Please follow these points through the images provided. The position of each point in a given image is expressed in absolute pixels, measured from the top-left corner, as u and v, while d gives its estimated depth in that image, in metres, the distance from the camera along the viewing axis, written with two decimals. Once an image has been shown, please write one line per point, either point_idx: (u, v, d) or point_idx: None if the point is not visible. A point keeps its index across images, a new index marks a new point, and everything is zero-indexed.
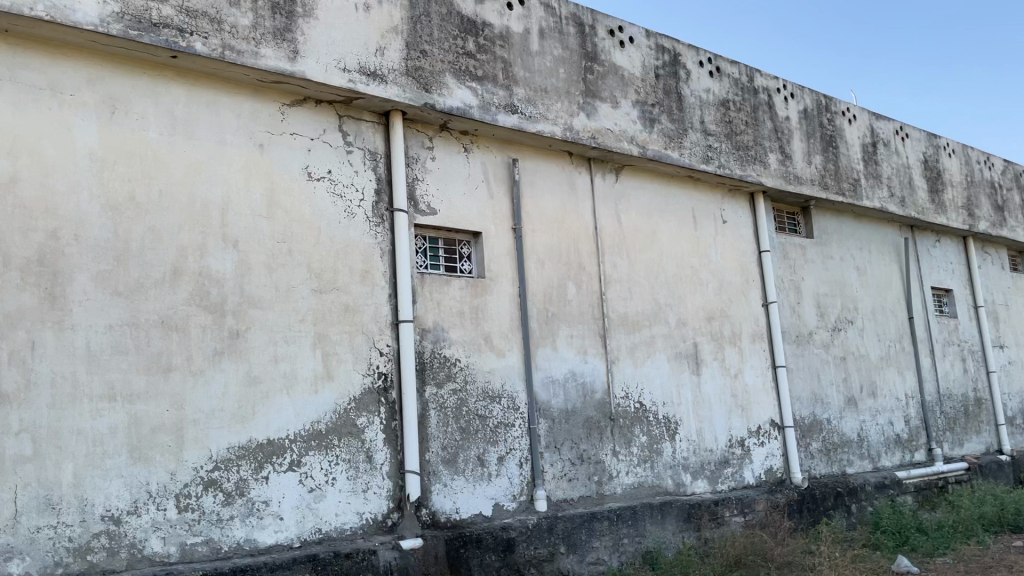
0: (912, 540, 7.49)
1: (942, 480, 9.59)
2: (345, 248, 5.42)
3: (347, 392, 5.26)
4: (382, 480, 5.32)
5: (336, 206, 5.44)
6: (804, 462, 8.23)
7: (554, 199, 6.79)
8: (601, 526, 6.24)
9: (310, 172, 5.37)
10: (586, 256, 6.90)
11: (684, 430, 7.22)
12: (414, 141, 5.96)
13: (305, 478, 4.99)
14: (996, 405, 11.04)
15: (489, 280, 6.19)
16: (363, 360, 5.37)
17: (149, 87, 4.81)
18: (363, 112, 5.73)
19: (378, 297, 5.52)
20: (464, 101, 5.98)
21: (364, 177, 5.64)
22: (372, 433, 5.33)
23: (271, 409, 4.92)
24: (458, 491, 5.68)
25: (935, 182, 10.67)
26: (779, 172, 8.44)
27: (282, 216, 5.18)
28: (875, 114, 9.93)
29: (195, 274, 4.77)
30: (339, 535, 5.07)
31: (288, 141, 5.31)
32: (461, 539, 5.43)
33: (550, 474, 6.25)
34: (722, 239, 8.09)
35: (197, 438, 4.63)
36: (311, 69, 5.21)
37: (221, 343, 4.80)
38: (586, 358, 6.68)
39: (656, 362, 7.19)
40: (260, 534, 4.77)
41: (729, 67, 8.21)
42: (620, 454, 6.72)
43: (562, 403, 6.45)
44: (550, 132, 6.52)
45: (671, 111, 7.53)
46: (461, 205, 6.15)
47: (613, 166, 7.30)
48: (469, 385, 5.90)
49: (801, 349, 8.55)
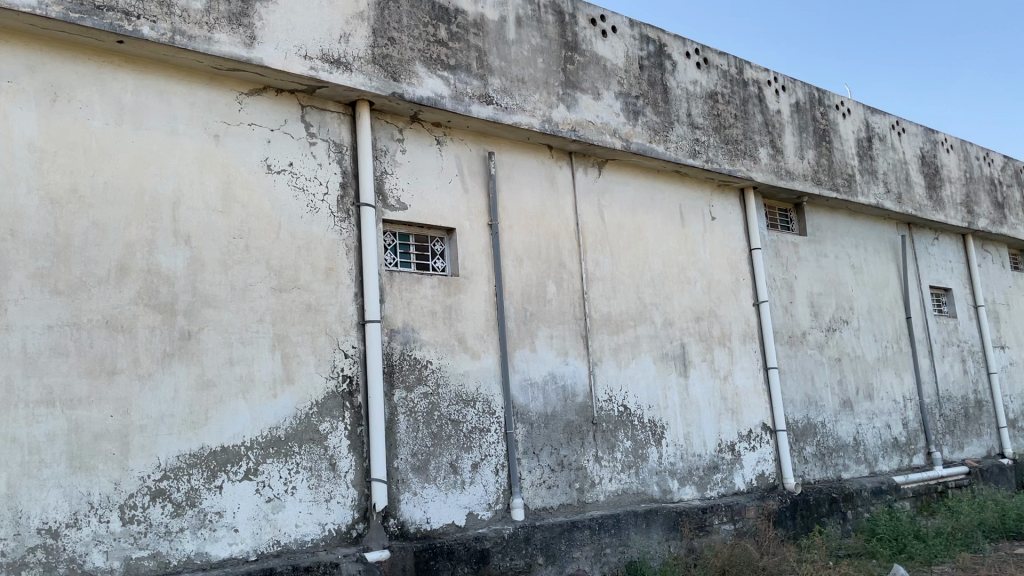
0: (909, 548, 7.14)
1: (942, 485, 9.30)
2: (307, 245, 5.15)
3: (309, 396, 4.99)
4: (346, 488, 5.04)
5: (298, 200, 5.18)
6: (798, 467, 7.93)
7: (533, 194, 6.53)
8: (582, 535, 5.96)
9: (270, 164, 5.11)
10: (567, 254, 6.64)
11: (671, 434, 6.94)
12: (383, 133, 5.70)
13: (262, 488, 4.72)
14: (997, 407, 10.74)
15: (463, 278, 5.92)
16: (327, 362, 5.10)
17: (94, 74, 4.55)
18: (328, 102, 5.46)
19: (343, 296, 5.25)
20: (435, 90, 5.71)
21: (329, 170, 5.38)
22: (335, 439, 5.05)
23: (225, 414, 4.65)
24: (429, 500, 5.40)
25: (933, 178, 10.38)
26: (770, 167, 8.17)
27: (238, 210, 4.91)
28: (870, 108, 9.66)
29: (143, 272, 4.50)
30: (299, 548, 4.79)
31: (245, 132, 5.04)
32: (432, 551, 5.15)
33: (528, 482, 5.97)
34: (711, 236, 7.82)
35: (143, 445, 4.35)
36: (269, 56, 4.95)
37: (171, 344, 4.53)
38: (566, 359, 6.41)
39: (641, 364, 6.91)
40: (213, 547, 4.49)
41: (717, 59, 7.95)
42: (603, 460, 6.44)
43: (541, 406, 6.17)
44: (527, 124, 6.25)
45: (656, 103, 7.27)
46: (433, 200, 5.88)
47: (595, 160, 7.03)
48: (442, 389, 5.63)
49: (794, 350, 8.27)
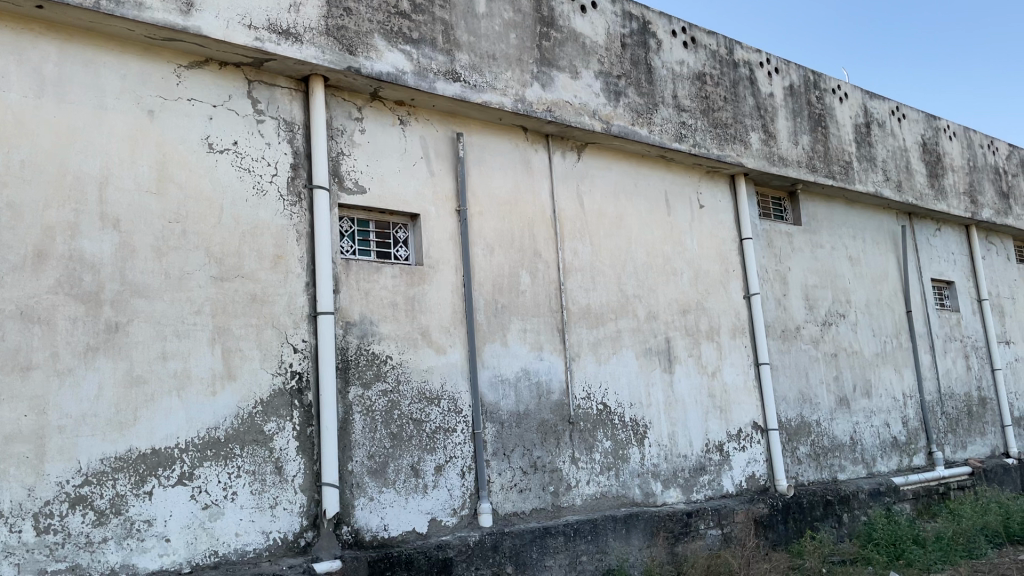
0: (908, 555, 6.72)
1: (944, 486, 8.90)
2: (252, 230, 4.77)
3: (252, 394, 4.60)
4: (293, 493, 4.66)
5: (242, 181, 4.80)
6: (790, 468, 7.54)
7: (505, 178, 6.13)
8: (556, 543, 5.57)
9: (211, 143, 4.72)
10: (542, 243, 6.25)
11: (654, 434, 6.55)
12: (339, 111, 5.31)
13: (198, 493, 4.33)
14: (1002, 404, 10.32)
15: (427, 267, 5.53)
16: (274, 358, 4.71)
17: (11, 43, 4.18)
18: (279, 77, 5.08)
19: (292, 286, 4.86)
20: (396, 65, 5.32)
21: (278, 150, 4.99)
22: (282, 440, 4.67)
23: (157, 413, 4.27)
24: (387, 505, 5.01)
25: (935, 166, 9.96)
26: (762, 152, 7.75)
27: (174, 192, 4.53)
28: (868, 93, 9.23)
29: (63, 258, 4.13)
30: (240, 559, 4.40)
31: (184, 107, 4.66)
32: (388, 560, 4.76)
33: (498, 486, 5.57)
34: (698, 225, 7.41)
35: (62, 448, 3.97)
36: (208, 24, 4.56)
37: (95, 337, 4.15)
38: (541, 355, 6.02)
39: (623, 360, 6.52)
40: (140, 559, 4.11)
41: (706, 38, 7.54)
42: (580, 462, 6.05)
43: (512, 405, 5.78)
44: (498, 103, 5.86)
45: (639, 83, 6.87)
46: (396, 184, 5.49)
47: (574, 144, 6.64)
48: (402, 386, 5.24)
49: (788, 345, 7.86)
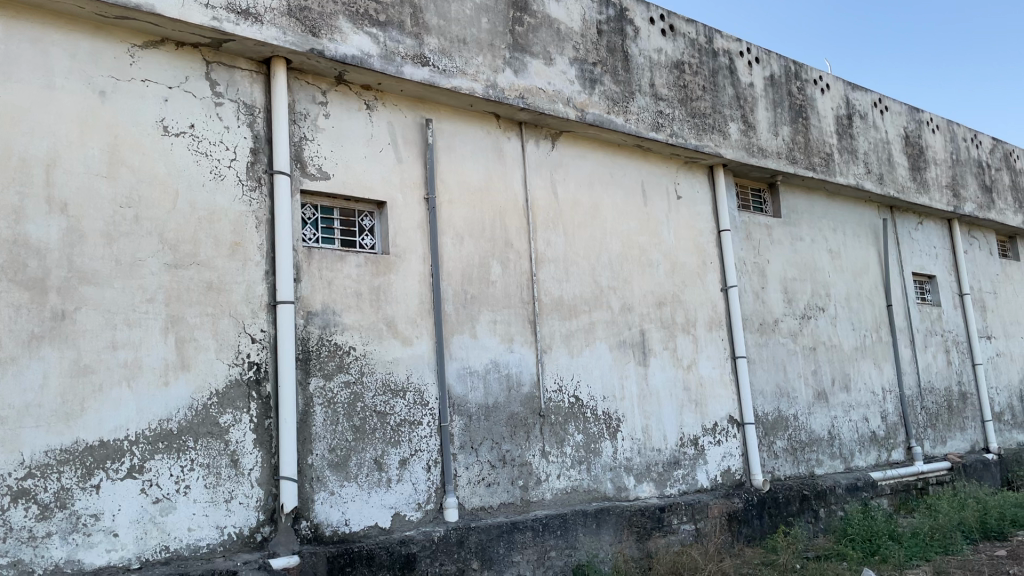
0: (883, 550, 6.64)
1: (922, 481, 8.84)
2: (209, 216, 4.63)
3: (207, 385, 4.47)
4: (250, 487, 4.53)
5: (199, 166, 4.66)
6: (767, 463, 7.45)
7: (476, 166, 6.00)
8: (523, 538, 5.47)
9: (166, 126, 4.58)
10: (514, 233, 6.12)
11: (627, 428, 6.45)
12: (303, 95, 5.16)
13: (149, 487, 4.20)
14: (982, 399, 10.27)
15: (394, 257, 5.39)
16: (230, 348, 4.58)
17: None
18: (239, 59, 4.93)
19: (251, 274, 4.73)
20: (361, 49, 5.18)
21: (238, 134, 4.85)
22: (238, 433, 4.54)
23: (106, 404, 4.13)
24: (349, 500, 4.88)
25: (917, 159, 9.88)
26: (741, 143, 7.63)
27: (126, 176, 4.38)
28: (850, 84, 9.13)
29: (7, 243, 3.98)
30: (192, 555, 4.27)
31: (137, 88, 4.51)
32: (348, 556, 4.64)
33: (465, 480, 5.46)
34: (676, 216, 7.31)
35: (4, 440, 3.83)
36: (163, 3, 4.40)
37: (41, 326, 4.00)
38: (511, 347, 5.90)
39: (596, 352, 6.41)
40: (86, 555, 3.97)
41: (684, 26, 7.41)
42: (550, 456, 5.95)
43: (481, 397, 5.66)
44: (468, 89, 5.72)
45: (616, 71, 6.75)
46: (361, 171, 5.35)
47: (548, 132, 6.51)
48: (366, 378, 5.11)
49: (765, 339, 7.77)
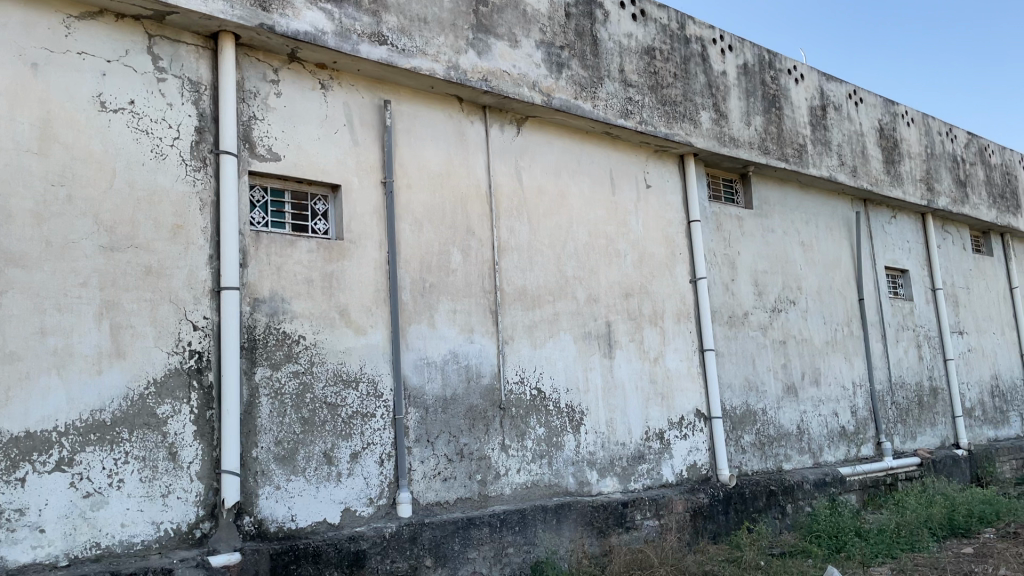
0: (847, 548, 6.57)
1: (891, 477, 8.78)
2: (149, 197, 4.42)
3: (144, 374, 4.26)
4: (189, 481, 4.33)
5: (139, 144, 4.44)
6: (733, 457, 7.34)
7: (437, 151, 5.81)
8: (480, 534, 5.31)
9: (104, 101, 4.36)
10: (476, 220, 5.94)
11: (591, 421, 6.31)
12: (253, 72, 4.95)
13: (79, 481, 3.99)
14: (953, 395, 10.23)
15: (348, 242, 5.19)
16: (170, 336, 4.37)
17: None
18: (185, 33, 4.70)
19: (194, 258, 4.52)
20: (315, 25, 4.96)
21: (182, 112, 4.63)
22: (177, 425, 4.33)
23: (33, 393, 3.92)
24: (296, 495, 4.70)
25: (891, 152, 9.79)
26: (712, 132, 7.49)
27: (59, 153, 4.16)
28: (825, 75, 9.01)
29: None
30: (126, 552, 4.07)
31: (73, 62, 4.28)
32: (293, 553, 4.46)
33: (420, 474, 5.29)
34: (645, 205, 7.16)
35: None
36: None
37: None
38: (471, 337, 5.73)
39: (560, 343, 6.25)
40: (9, 552, 3.76)
41: (656, 12, 7.25)
42: (510, 449, 5.78)
43: (438, 389, 5.49)
44: (429, 70, 5.52)
45: (584, 55, 6.57)
46: (315, 153, 5.14)
47: (513, 116, 6.33)
48: (317, 368, 4.91)
49: (734, 332, 7.65)
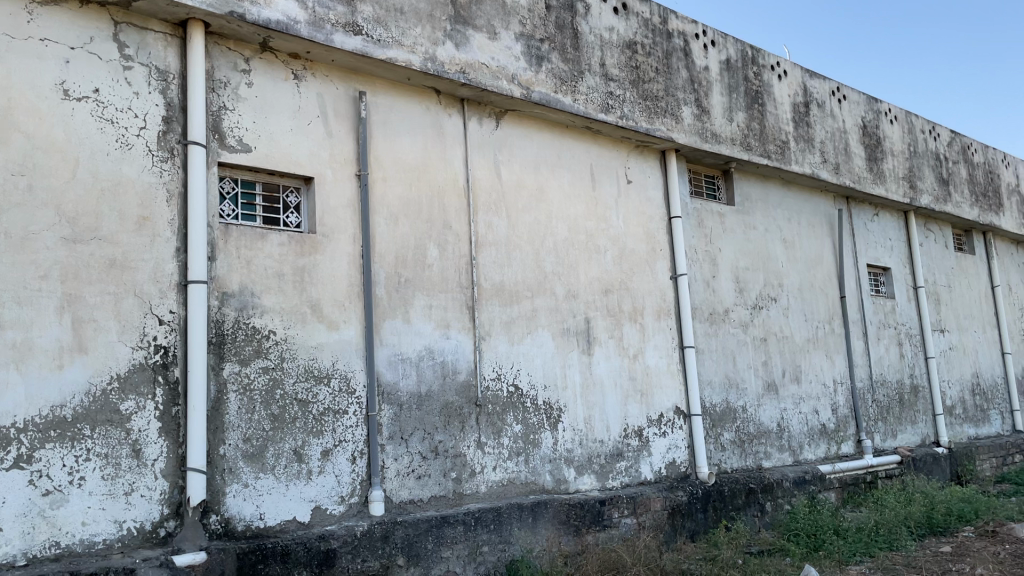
0: (825, 546, 6.56)
1: (871, 475, 8.78)
2: (113, 188, 4.31)
3: (107, 369, 4.16)
4: (154, 479, 4.24)
5: (103, 133, 4.33)
6: (713, 455, 7.30)
7: (414, 143, 5.72)
8: (453, 532, 5.24)
9: (67, 89, 4.24)
10: (453, 214, 5.86)
11: (569, 418, 6.24)
12: (223, 61, 4.84)
13: (38, 478, 3.89)
14: (934, 393, 10.23)
15: (320, 236, 5.10)
16: (134, 331, 4.27)
17: None
18: (152, 20, 4.59)
19: (160, 251, 4.41)
20: (287, 14, 4.86)
21: (149, 100, 4.52)
22: (141, 421, 4.24)
23: None
24: (264, 493, 4.61)
25: (874, 150, 9.77)
26: (694, 127, 7.43)
27: (20, 142, 4.05)
28: (808, 71, 8.97)
29: None
30: (87, 551, 3.97)
31: (35, 48, 4.17)
32: (260, 552, 4.38)
33: (393, 472, 5.20)
34: (625, 201, 7.09)
35: None
36: None
37: None
38: (447, 333, 5.65)
39: (538, 340, 6.18)
40: None
41: (638, 5, 7.17)
42: (486, 447, 5.71)
43: (413, 386, 5.40)
44: (405, 61, 5.42)
45: (564, 49, 6.49)
46: (287, 144, 5.04)
47: (492, 109, 6.24)
48: (287, 364, 4.82)
49: (714, 329, 7.60)
